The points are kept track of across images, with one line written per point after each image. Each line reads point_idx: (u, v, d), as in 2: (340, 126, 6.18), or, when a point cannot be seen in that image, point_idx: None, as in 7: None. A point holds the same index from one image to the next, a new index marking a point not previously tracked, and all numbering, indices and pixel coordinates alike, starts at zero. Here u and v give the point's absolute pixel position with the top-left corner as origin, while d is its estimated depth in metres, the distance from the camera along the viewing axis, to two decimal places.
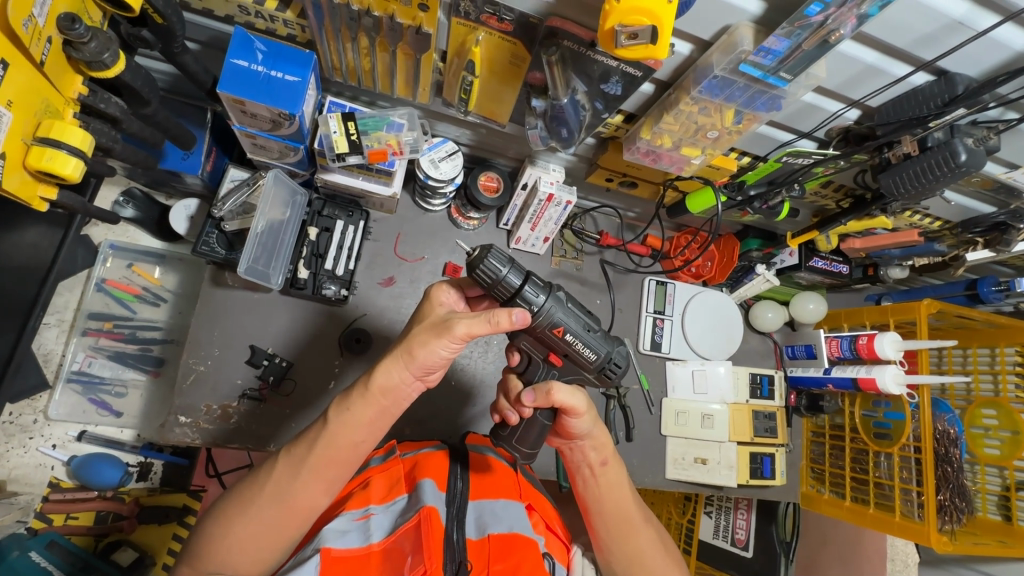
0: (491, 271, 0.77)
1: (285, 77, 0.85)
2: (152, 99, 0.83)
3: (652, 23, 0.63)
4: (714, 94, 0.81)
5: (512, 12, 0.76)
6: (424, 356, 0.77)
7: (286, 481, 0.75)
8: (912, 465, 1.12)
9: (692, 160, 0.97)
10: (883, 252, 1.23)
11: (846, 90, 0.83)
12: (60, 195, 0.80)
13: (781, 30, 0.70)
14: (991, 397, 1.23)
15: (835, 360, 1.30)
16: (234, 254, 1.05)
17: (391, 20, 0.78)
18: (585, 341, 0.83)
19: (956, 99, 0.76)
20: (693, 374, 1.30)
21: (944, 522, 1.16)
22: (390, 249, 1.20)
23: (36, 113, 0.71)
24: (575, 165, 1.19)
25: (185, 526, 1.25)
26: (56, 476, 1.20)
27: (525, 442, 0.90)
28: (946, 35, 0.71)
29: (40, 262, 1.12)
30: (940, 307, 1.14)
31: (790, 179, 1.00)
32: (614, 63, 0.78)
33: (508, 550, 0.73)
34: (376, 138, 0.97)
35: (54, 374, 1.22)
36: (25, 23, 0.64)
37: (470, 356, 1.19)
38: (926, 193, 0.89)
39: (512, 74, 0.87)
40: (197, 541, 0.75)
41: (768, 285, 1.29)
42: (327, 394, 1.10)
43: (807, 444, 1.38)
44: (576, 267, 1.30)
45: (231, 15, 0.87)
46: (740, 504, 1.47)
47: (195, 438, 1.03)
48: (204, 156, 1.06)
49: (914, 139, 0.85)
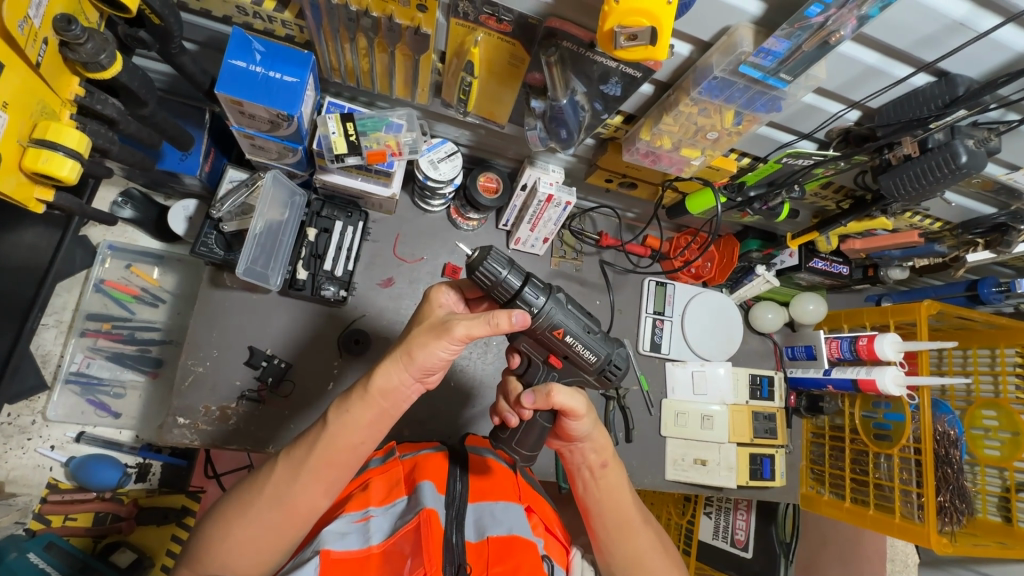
0: (491, 273, 0.77)
1: (283, 78, 0.84)
2: (150, 100, 0.83)
3: (652, 24, 0.63)
4: (714, 95, 0.81)
5: (511, 12, 0.75)
6: (423, 357, 0.77)
7: (286, 484, 0.74)
8: (913, 466, 1.12)
9: (692, 161, 0.97)
10: (884, 252, 1.23)
11: (846, 91, 0.83)
12: (56, 197, 0.80)
13: (781, 31, 0.69)
14: (991, 398, 1.23)
15: (835, 361, 1.30)
16: (233, 254, 1.05)
17: (389, 20, 0.78)
18: (585, 343, 0.82)
19: (957, 100, 0.76)
20: (693, 375, 1.30)
21: (944, 523, 1.15)
22: (389, 250, 1.19)
23: (33, 114, 0.70)
24: (575, 165, 1.19)
25: (184, 527, 1.25)
26: (55, 477, 1.20)
27: (524, 444, 0.90)
28: (947, 36, 0.71)
29: (39, 263, 1.12)
30: (940, 308, 1.14)
31: (790, 180, 1.00)
32: (614, 64, 0.77)
33: (507, 552, 0.73)
34: (375, 138, 0.97)
35: (52, 375, 1.22)
36: (21, 24, 0.63)
37: (470, 357, 1.19)
38: (927, 195, 0.89)
39: (511, 74, 0.86)
40: (196, 543, 0.74)
41: (768, 285, 1.29)
42: (326, 395, 1.10)
43: (807, 444, 1.38)
44: (576, 267, 1.30)
45: (229, 15, 0.86)
46: (740, 505, 1.47)
47: (194, 439, 1.03)
48: (203, 157, 1.06)
49: (914, 140, 0.84)
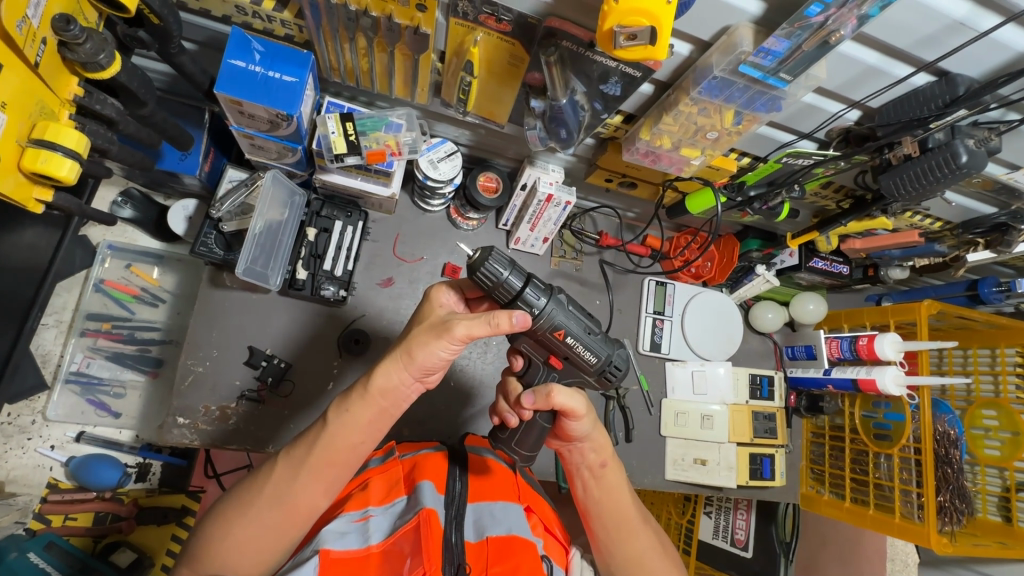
0: (492, 273, 0.76)
1: (283, 78, 0.84)
2: (149, 100, 0.83)
3: (651, 23, 0.62)
4: (713, 94, 0.80)
5: (511, 12, 0.75)
6: (424, 357, 0.77)
7: (286, 483, 0.74)
8: (913, 465, 1.12)
9: (692, 160, 0.97)
10: (884, 252, 1.23)
11: (846, 90, 0.83)
12: (55, 196, 0.80)
13: (780, 30, 0.69)
14: (992, 398, 1.23)
15: (835, 361, 1.30)
16: (232, 254, 1.05)
17: (389, 20, 0.77)
18: (586, 344, 0.82)
19: (958, 100, 0.76)
20: (693, 375, 1.29)
21: (944, 523, 1.15)
22: (389, 249, 1.19)
23: (32, 115, 0.70)
24: (574, 165, 1.19)
25: (184, 526, 1.25)
26: (55, 477, 1.20)
27: (524, 444, 0.90)
28: (947, 35, 0.71)
29: (39, 263, 1.12)
30: (940, 308, 1.14)
31: (790, 180, 1.00)
32: (614, 63, 0.77)
33: (506, 551, 0.73)
34: (375, 138, 0.96)
35: (52, 375, 1.22)
36: (20, 24, 0.63)
37: (470, 356, 1.19)
38: (927, 194, 0.89)
39: (511, 74, 0.86)
40: (196, 543, 0.74)
41: (768, 285, 1.28)
42: (326, 395, 1.10)
43: (807, 444, 1.38)
44: (576, 267, 1.30)
45: (228, 15, 0.86)
46: (740, 504, 1.47)
47: (194, 439, 1.03)
48: (202, 157, 1.06)
49: (914, 140, 0.84)
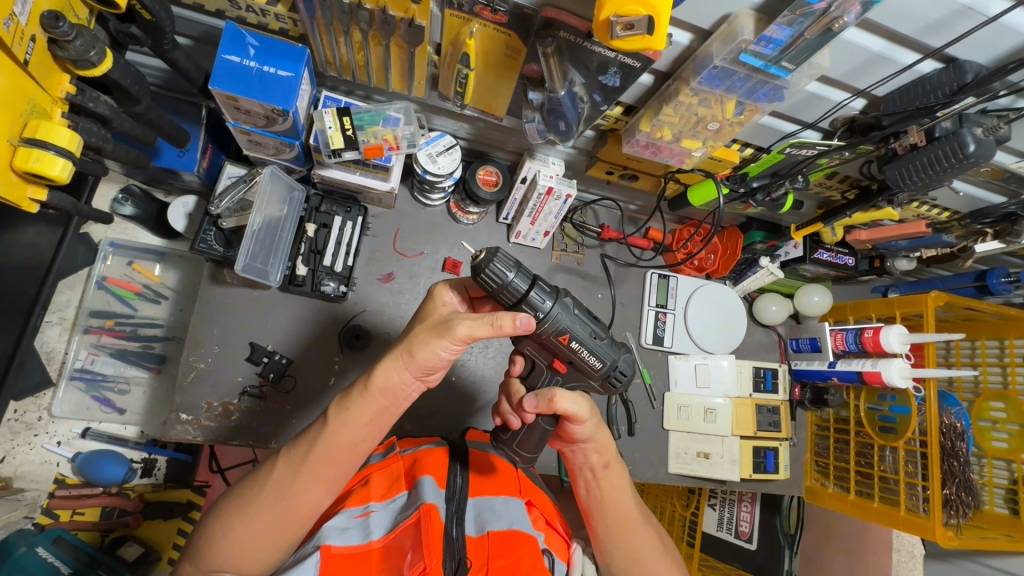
0: (497, 275, 0.75)
1: (278, 73, 0.83)
2: (142, 97, 0.83)
3: (648, 13, 0.61)
4: (714, 84, 0.79)
5: (506, 3, 0.74)
6: (424, 356, 0.76)
7: (287, 479, 0.75)
8: (917, 459, 1.09)
9: (693, 152, 0.95)
10: (890, 243, 1.20)
11: (851, 79, 0.81)
12: (50, 195, 0.80)
13: (781, 18, 0.67)
14: (1000, 390, 1.21)
15: (839, 354, 1.28)
16: (232, 251, 1.04)
17: (383, 13, 0.76)
18: (591, 349, 0.82)
19: (965, 87, 0.74)
20: (696, 368, 1.29)
21: (950, 516, 1.13)
22: (389, 245, 1.19)
23: (22, 113, 0.70)
24: (575, 157, 1.18)
25: (190, 521, 1.27)
26: (61, 472, 1.21)
27: (525, 446, 0.88)
28: (956, 21, 0.69)
29: (41, 260, 1.14)
30: (948, 299, 1.11)
31: (794, 171, 0.97)
32: (612, 54, 0.76)
33: (507, 547, 0.73)
34: (373, 133, 0.95)
35: (57, 372, 1.22)
36: (6, 22, 0.63)
37: (471, 354, 1.19)
38: (933, 184, 0.88)
39: (508, 66, 0.85)
40: (198, 540, 0.75)
41: (772, 278, 1.26)
42: (328, 391, 1.10)
43: (811, 437, 1.37)
44: (577, 261, 1.29)
45: (222, 10, 0.85)
46: (744, 497, 1.47)
47: (196, 435, 1.04)
48: (200, 153, 1.06)
49: (921, 129, 0.82)
